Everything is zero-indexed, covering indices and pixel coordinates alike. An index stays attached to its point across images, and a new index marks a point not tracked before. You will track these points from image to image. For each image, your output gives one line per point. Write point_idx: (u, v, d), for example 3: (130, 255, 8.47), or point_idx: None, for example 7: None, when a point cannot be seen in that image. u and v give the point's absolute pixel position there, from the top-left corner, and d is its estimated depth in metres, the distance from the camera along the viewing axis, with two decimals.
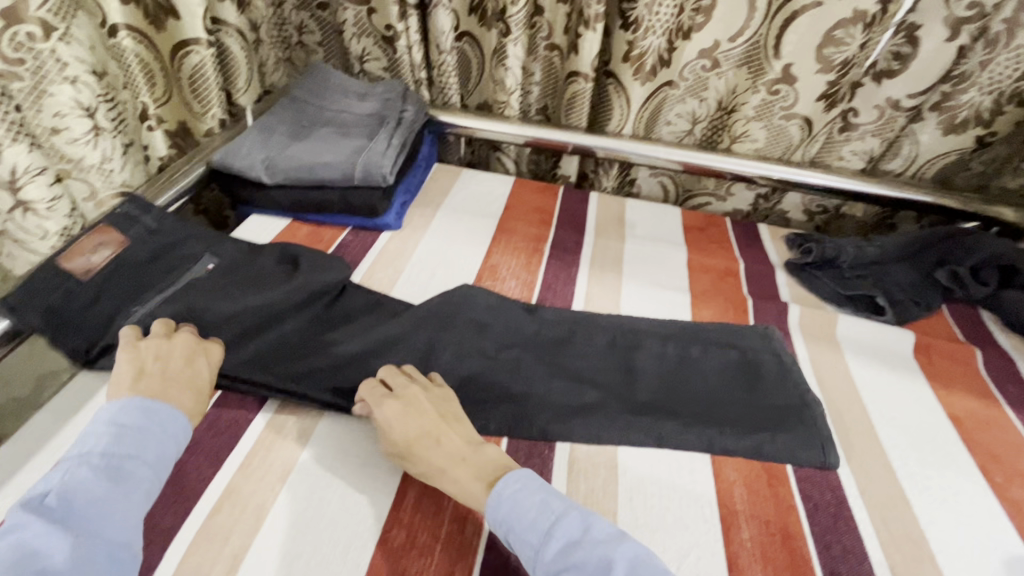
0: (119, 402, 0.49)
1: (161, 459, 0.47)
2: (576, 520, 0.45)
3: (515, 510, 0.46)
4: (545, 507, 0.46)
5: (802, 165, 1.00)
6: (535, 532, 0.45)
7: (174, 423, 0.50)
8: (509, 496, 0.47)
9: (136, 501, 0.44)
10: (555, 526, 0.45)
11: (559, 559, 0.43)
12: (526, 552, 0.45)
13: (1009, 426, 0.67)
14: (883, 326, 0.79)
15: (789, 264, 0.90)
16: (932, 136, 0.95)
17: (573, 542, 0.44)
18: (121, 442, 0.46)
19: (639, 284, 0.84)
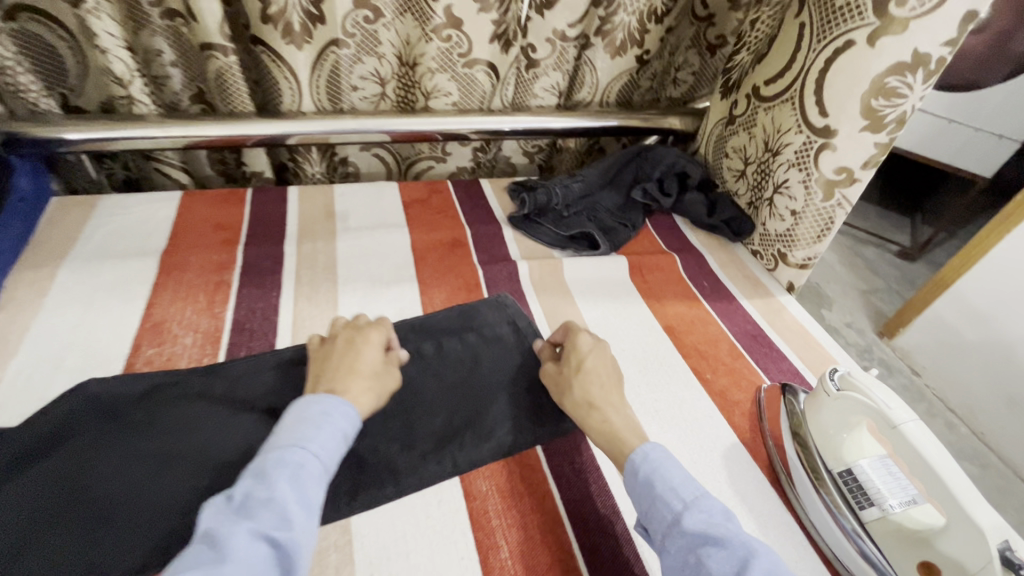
0: (307, 399, 0.49)
1: (326, 450, 0.45)
2: (719, 504, 0.45)
3: (657, 472, 0.47)
4: (690, 484, 0.46)
5: (502, 112, 0.98)
6: (673, 497, 0.45)
7: (344, 416, 0.49)
8: (654, 457, 0.48)
9: (311, 490, 0.43)
10: (694, 500, 0.45)
11: (699, 529, 0.42)
12: (660, 522, 0.44)
13: (708, 320, 0.76)
14: (602, 259, 0.82)
15: (512, 219, 0.87)
16: (604, 60, 0.99)
17: (713, 519, 0.43)
18: (299, 432, 0.46)
19: (359, 288, 0.72)
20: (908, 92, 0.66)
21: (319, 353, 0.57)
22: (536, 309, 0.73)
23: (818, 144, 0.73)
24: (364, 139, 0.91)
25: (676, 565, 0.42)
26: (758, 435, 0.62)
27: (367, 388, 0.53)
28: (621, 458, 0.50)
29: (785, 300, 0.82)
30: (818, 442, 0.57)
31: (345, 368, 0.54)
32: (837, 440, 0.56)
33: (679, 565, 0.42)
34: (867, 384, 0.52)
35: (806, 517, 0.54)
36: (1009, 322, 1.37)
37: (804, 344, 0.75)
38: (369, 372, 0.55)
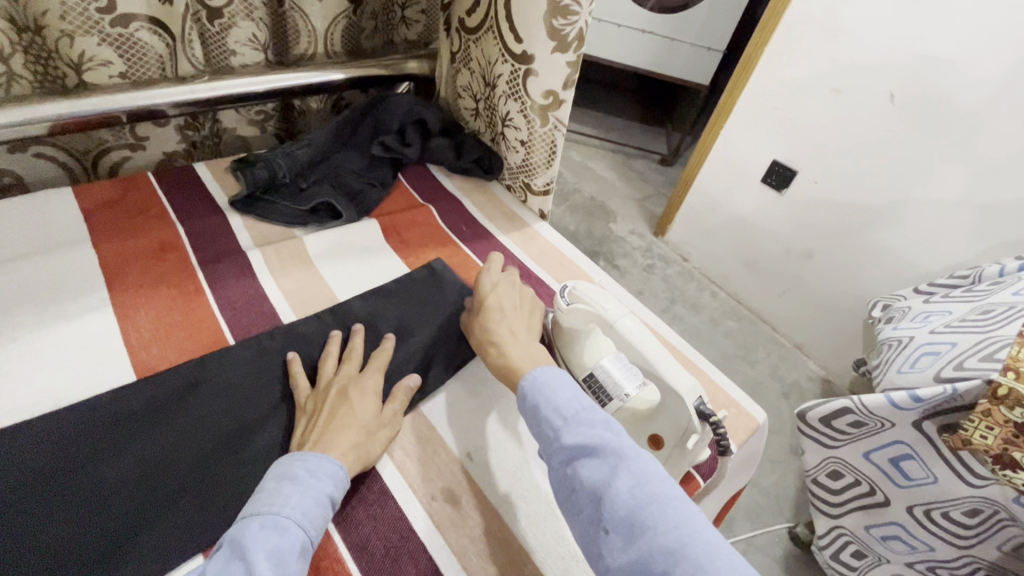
0: (291, 458, 0.48)
1: (308, 516, 0.44)
2: (601, 415, 0.48)
3: (541, 395, 0.50)
4: (575, 401, 0.49)
5: (197, 78, 0.82)
6: (558, 416, 0.48)
7: (328, 472, 0.47)
8: (541, 384, 0.50)
9: (289, 563, 0.41)
10: (574, 416, 0.47)
11: (575, 442, 0.45)
12: (546, 441, 0.48)
13: (469, 264, 0.75)
14: (350, 228, 0.75)
15: (235, 203, 0.74)
16: (308, 4, 0.88)
17: (591, 431, 0.46)
18: (279, 496, 0.44)
19: (19, 337, 0.55)
20: (579, 10, 0.68)
21: (306, 406, 0.54)
22: (277, 298, 0.65)
23: (522, 72, 0.75)
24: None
25: (560, 480, 0.45)
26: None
27: (353, 440, 0.51)
28: (518, 383, 0.53)
29: (540, 228, 0.85)
30: (569, 352, 0.60)
31: (335, 418, 0.52)
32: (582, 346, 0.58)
33: (560, 479, 0.45)
34: (588, 293, 0.58)
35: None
36: (737, 202, 1.67)
37: (560, 266, 0.79)
38: (356, 420, 0.53)
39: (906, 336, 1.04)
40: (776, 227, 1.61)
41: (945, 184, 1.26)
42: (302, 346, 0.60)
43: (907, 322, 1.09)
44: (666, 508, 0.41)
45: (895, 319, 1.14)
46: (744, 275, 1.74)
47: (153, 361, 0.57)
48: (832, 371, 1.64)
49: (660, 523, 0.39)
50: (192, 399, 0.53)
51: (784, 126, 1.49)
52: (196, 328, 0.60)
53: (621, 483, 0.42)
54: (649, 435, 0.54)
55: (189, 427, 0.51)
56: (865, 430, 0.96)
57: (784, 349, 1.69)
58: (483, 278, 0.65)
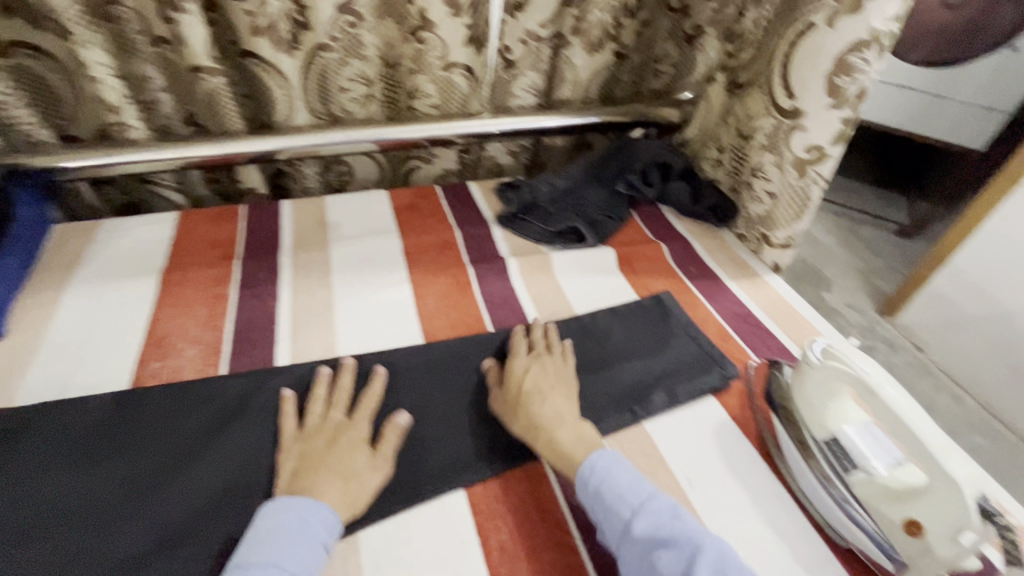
0: (285, 504, 0.48)
1: (300, 567, 0.44)
2: (669, 506, 0.48)
3: (604, 481, 0.50)
4: (636, 489, 0.49)
5: (485, 115, 1.01)
6: (623, 505, 0.48)
7: (314, 536, 0.46)
8: (600, 468, 0.51)
9: None
10: (640, 504, 0.48)
11: (647, 531, 0.46)
12: (614, 530, 0.48)
13: (696, 303, 0.77)
14: (588, 252, 0.84)
15: (500, 218, 0.89)
16: (581, 56, 1.01)
17: (660, 520, 0.46)
18: (267, 547, 0.45)
19: (352, 294, 0.74)
20: (867, 67, 0.68)
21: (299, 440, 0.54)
22: (526, 302, 0.76)
23: (788, 126, 0.75)
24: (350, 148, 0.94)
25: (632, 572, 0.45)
26: (750, 413, 0.63)
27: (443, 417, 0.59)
28: (574, 469, 0.53)
29: (771, 280, 0.83)
30: (803, 411, 0.57)
31: (327, 431, 0.55)
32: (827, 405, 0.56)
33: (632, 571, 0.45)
34: (848, 354, 0.53)
35: (798, 487, 0.56)
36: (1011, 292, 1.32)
37: (792, 321, 0.76)
38: (342, 468, 0.52)
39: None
40: None
41: None
42: None
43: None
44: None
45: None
46: None
47: (432, 331, 0.70)
48: None
49: None
50: (460, 364, 0.65)
51: None
52: (463, 313, 0.73)
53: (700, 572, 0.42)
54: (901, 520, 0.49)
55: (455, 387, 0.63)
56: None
57: None
58: (513, 363, 0.62)
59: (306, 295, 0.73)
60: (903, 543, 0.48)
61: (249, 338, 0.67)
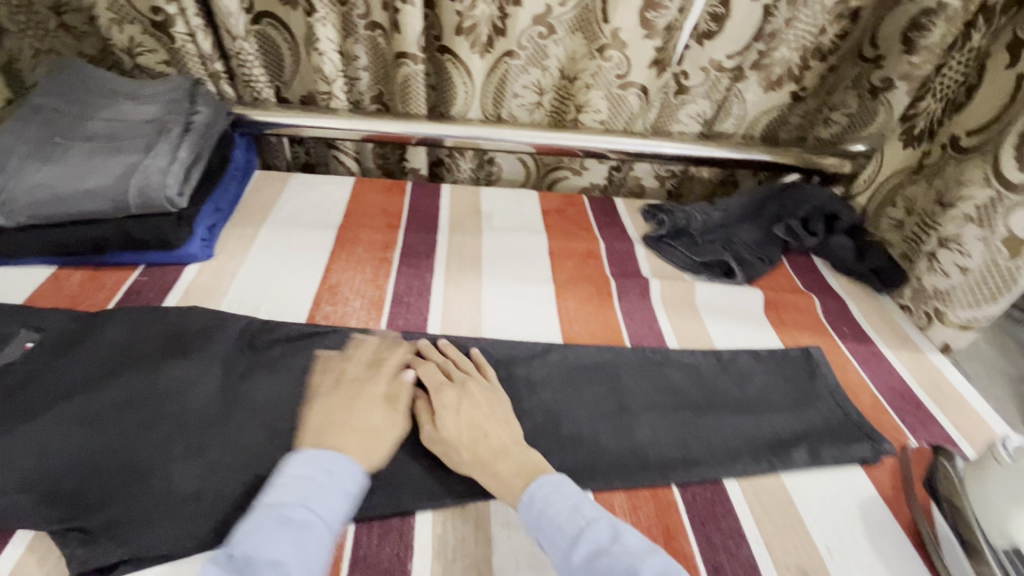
0: (303, 457, 0.49)
1: (331, 512, 0.46)
2: (606, 524, 0.46)
3: (545, 512, 0.47)
4: (564, 523, 0.46)
5: (645, 135, 1.01)
6: (562, 537, 0.46)
7: (344, 479, 0.48)
8: (539, 500, 0.48)
9: (313, 552, 0.43)
10: (582, 531, 0.45)
11: (586, 563, 0.44)
12: (555, 556, 0.45)
13: (847, 365, 0.72)
14: (733, 288, 0.82)
15: (646, 238, 0.89)
16: (756, 93, 0.99)
17: (600, 546, 0.44)
18: (297, 493, 0.46)
19: (498, 281, 0.77)
20: None
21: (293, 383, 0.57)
22: (665, 327, 0.75)
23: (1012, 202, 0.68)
24: (512, 148, 1.00)
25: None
26: (902, 495, 0.58)
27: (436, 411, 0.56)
28: (517, 499, 0.49)
29: (939, 361, 0.76)
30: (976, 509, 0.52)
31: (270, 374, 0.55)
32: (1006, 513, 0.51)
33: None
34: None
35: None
36: None
37: (958, 409, 0.69)
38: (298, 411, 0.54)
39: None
40: None
41: None
42: (676, 370, 0.68)
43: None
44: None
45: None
46: None
47: (572, 333, 0.72)
48: None
49: None
50: (593, 372, 0.66)
51: None
52: (603, 322, 0.74)
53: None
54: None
55: (588, 393, 0.63)
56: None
57: None
58: (437, 397, 0.57)
59: (458, 274, 0.78)
60: None
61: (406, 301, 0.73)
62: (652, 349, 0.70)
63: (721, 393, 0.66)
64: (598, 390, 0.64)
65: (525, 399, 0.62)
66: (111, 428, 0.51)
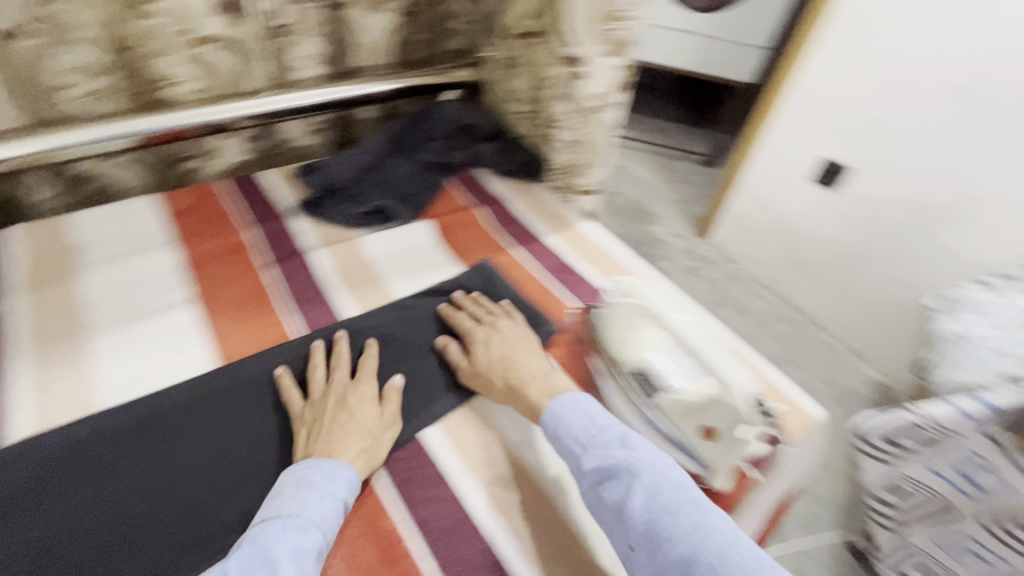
0: (309, 464, 0.50)
1: (325, 518, 0.47)
2: (615, 433, 0.52)
3: (561, 421, 0.54)
4: (589, 423, 0.53)
5: (262, 93, 0.89)
6: (576, 443, 0.52)
7: (340, 480, 0.49)
8: (558, 412, 0.54)
9: (307, 567, 0.44)
10: (591, 442, 0.52)
11: (596, 466, 0.50)
12: (573, 460, 0.53)
13: (516, 263, 0.78)
14: (401, 230, 0.79)
15: (300, 206, 0.79)
16: (365, 17, 0.93)
17: (608, 452, 0.51)
18: (298, 500, 0.47)
19: (118, 330, 0.61)
20: (631, 12, 0.71)
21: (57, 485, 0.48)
22: (341, 299, 0.69)
23: (574, 74, 0.77)
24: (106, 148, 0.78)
25: (589, 498, 0.51)
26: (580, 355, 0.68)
27: (359, 446, 0.52)
28: (539, 417, 0.56)
29: (586, 228, 0.87)
30: (614, 347, 0.60)
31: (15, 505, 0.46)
32: (625, 342, 0.60)
33: (591, 500, 0.51)
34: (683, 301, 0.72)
35: None
36: (787, 201, 1.73)
37: (603, 261, 0.81)
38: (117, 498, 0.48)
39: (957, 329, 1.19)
40: None
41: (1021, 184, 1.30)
42: (358, 341, 0.63)
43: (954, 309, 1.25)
44: (679, 517, 0.46)
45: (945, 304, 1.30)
46: (794, 277, 1.88)
47: (230, 351, 0.61)
48: None
49: (677, 533, 0.45)
50: (264, 386, 0.58)
51: None
52: (267, 321, 0.65)
53: (636, 499, 0.47)
54: (699, 428, 0.54)
55: (262, 413, 0.56)
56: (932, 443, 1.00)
57: (838, 352, 1.80)
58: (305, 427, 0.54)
59: (54, 344, 0.59)
60: (705, 452, 0.54)
61: None
62: (329, 328, 0.64)
63: (408, 341, 0.65)
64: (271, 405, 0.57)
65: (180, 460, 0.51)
66: (154, 447, 0.52)
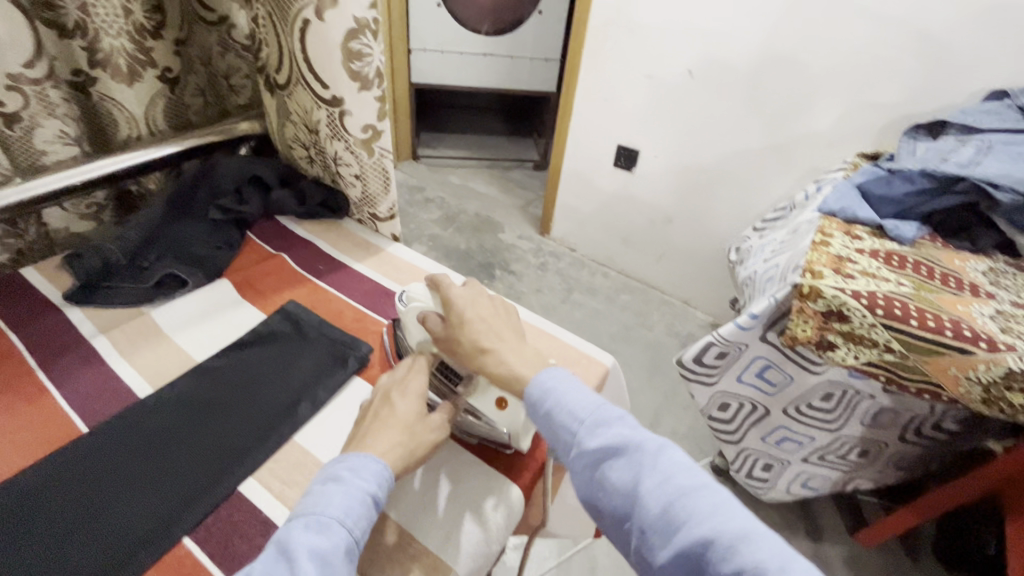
0: (343, 459, 0.52)
1: (351, 515, 0.48)
2: (614, 415, 0.55)
3: (556, 406, 0.56)
4: (585, 405, 0.56)
5: (5, 184, 0.82)
6: (573, 426, 0.55)
7: (370, 475, 0.51)
8: (552, 395, 0.57)
9: (333, 567, 0.44)
10: (589, 423, 0.55)
11: (598, 447, 0.53)
12: (570, 442, 0.55)
13: (327, 298, 0.80)
14: (196, 294, 0.77)
15: (70, 296, 0.73)
16: (122, 91, 0.90)
17: (612, 435, 0.53)
18: (323, 498, 0.48)
19: None
20: (371, 52, 0.76)
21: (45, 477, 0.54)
22: (132, 378, 0.65)
23: (337, 114, 0.81)
24: None
25: (589, 478, 0.53)
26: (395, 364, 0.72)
27: (397, 439, 0.55)
28: (526, 397, 0.59)
29: (395, 250, 0.92)
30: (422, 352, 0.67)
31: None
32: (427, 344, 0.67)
33: (588, 478, 0.53)
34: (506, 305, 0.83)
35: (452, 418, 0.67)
36: (601, 181, 2.14)
37: (412, 276, 0.87)
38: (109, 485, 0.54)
39: (750, 274, 1.46)
40: (635, 204, 2.11)
41: (752, 138, 1.72)
42: (159, 417, 0.61)
43: (750, 258, 1.53)
44: (696, 500, 0.47)
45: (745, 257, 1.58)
46: (623, 250, 2.26)
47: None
48: (718, 316, 2.14)
49: (691, 511, 0.47)
50: (46, 490, 0.53)
51: (611, 121, 1.99)
52: (41, 428, 0.59)
53: (647, 479, 0.49)
54: (494, 399, 0.63)
55: (47, 518, 0.51)
56: (729, 360, 1.19)
57: (676, 306, 2.20)
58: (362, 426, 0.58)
59: None
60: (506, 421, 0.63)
61: None
62: (123, 411, 0.61)
63: (216, 398, 0.64)
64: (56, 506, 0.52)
65: None
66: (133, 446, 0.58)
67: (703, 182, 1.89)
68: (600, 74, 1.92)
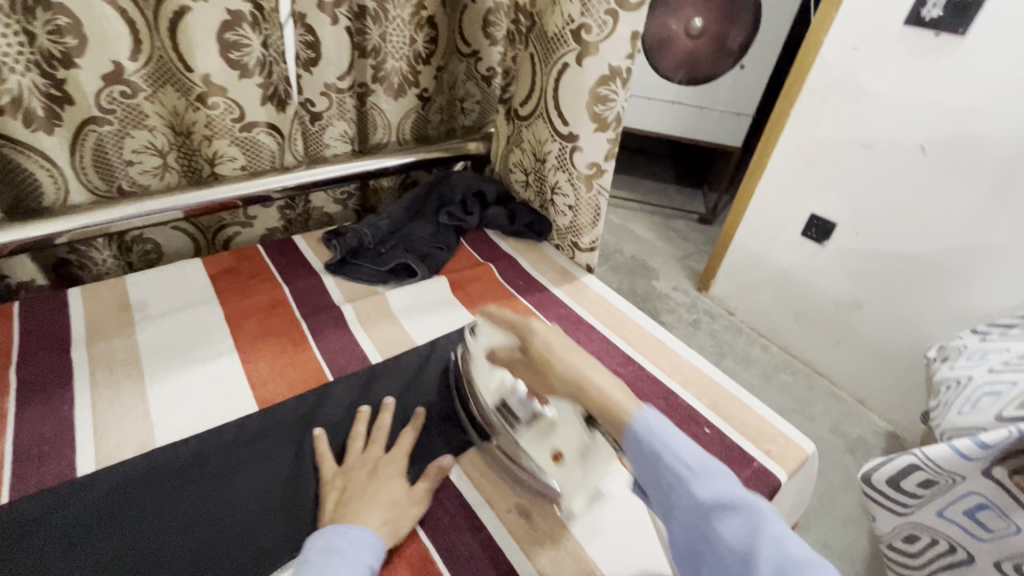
0: (336, 531, 0.53)
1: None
2: (722, 469, 0.49)
3: (662, 441, 0.50)
4: (694, 451, 0.49)
5: (298, 167, 1.00)
6: (681, 468, 0.48)
7: (364, 548, 0.51)
8: (657, 429, 0.51)
9: None
10: (700, 469, 0.48)
11: (709, 498, 0.46)
12: (671, 484, 0.48)
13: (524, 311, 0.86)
14: (422, 285, 0.88)
15: (329, 266, 0.88)
16: (389, 103, 1.07)
17: (721, 485, 0.47)
18: (327, 565, 0.49)
19: (169, 377, 0.68)
20: (615, 97, 0.81)
21: (223, 459, 0.59)
22: (367, 345, 0.76)
23: (569, 149, 0.88)
24: (162, 217, 0.89)
25: (687, 532, 0.46)
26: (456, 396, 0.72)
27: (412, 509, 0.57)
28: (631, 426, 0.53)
29: (589, 281, 0.96)
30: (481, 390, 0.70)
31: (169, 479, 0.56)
32: (487, 377, 0.71)
33: (689, 530, 0.46)
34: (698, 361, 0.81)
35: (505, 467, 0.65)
36: (782, 249, 1.99)
37: (607, 312, 0.89)
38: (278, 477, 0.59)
39: (964, 375, 1.21)
40: (820, 279, 1.91)
41: (994, 232, 1.46)
42: (386, 388, 0.69)
43: (963, 360, 1.27)
44: (812, 570, 0.41)
45: (952, 358, 1.33)
46: (793, 325, 2.06)
47: (267, 396, 0.67)
48: (900, 427, 1.84)
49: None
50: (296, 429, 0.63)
51: (809, 186, 1.84)
52: (299, 370, 0.71)
53: (763, 543, 0.43)
54: (551, 452, 0.65)
55: (294, 455, 0.61)
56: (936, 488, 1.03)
57: (848, 403, 1.93)
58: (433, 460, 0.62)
59: (116, 388, 0.65)
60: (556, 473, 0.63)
61: (42, 454, 0.57)
62: (358, 373, 0.71)
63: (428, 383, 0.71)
64: (301, 447, 0.62)
65: (227, 497, 0.56)
66: (291, 443, 0.62)
67: (914, 270, 1.65)
68: (807, 134, 1.79)
